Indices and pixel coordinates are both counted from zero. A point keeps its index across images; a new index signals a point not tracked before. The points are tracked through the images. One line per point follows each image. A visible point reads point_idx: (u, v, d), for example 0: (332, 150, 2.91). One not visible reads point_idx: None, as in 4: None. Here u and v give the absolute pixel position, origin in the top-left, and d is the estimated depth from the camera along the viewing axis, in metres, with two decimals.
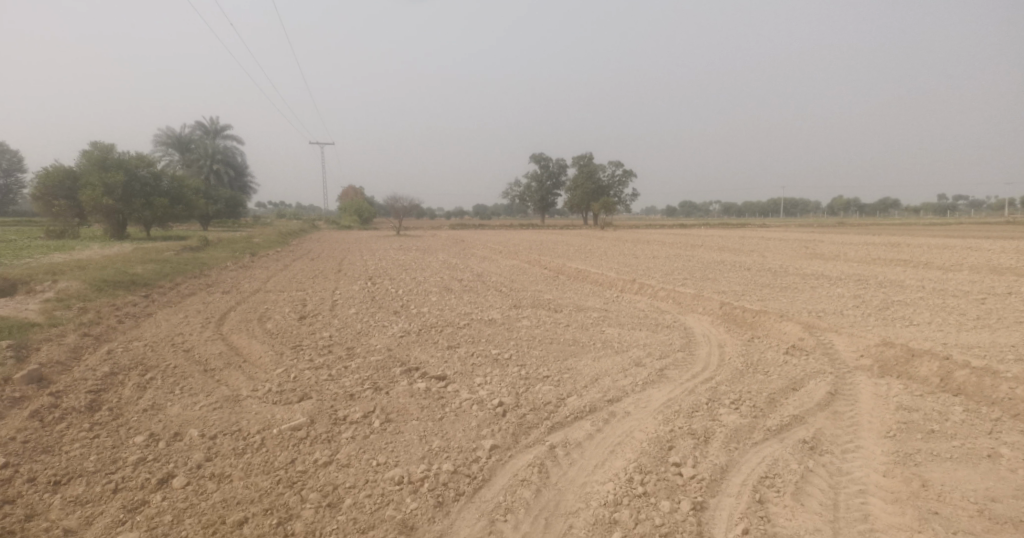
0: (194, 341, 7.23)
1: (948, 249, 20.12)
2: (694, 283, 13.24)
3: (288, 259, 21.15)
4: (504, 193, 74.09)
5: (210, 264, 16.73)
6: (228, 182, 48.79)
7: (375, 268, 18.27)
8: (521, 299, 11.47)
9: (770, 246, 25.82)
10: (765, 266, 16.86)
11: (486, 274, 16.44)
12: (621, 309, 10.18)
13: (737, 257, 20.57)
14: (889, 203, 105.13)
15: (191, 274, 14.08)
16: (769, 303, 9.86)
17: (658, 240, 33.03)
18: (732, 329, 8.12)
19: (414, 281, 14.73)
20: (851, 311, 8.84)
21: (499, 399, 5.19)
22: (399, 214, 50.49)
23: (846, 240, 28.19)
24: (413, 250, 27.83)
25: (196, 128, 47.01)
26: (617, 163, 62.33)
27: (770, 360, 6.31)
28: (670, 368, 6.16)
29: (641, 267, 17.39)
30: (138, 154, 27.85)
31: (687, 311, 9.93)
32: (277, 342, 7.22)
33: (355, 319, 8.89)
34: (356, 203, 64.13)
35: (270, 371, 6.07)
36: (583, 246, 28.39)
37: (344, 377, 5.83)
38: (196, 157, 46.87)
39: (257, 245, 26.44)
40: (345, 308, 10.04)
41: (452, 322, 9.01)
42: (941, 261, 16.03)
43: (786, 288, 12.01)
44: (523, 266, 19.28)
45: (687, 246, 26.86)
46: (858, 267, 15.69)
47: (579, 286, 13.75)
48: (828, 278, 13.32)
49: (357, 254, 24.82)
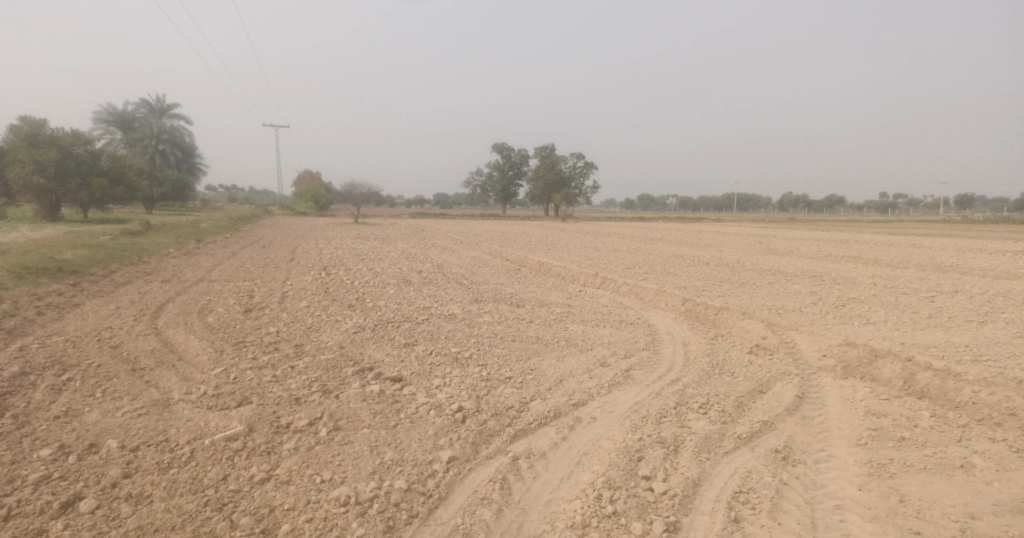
0: (124, 336, 6.41)
1: (893, 245, 21.06)
2: (656, 278, 13.25)
3: (237, 247, 20.01)
4: (467, 182, 73.26)
5: (150, 251, 15.54)
6: (175, 163, 46.00)
7: (331, 257, 17.49)
8: (483, 293, 11.14)
9: (727, 241, 26.40)
10: (723, 261, 17.15)
11: (446, 266, 15.99)
12: (585, 304, 10.02)
13: (696, 251, 20.88)
14: (835, 200, 110.39)
15: (127, 261, 12.97)
16: (730, 299, 9.91)
17: (619, 232, 33.31)
18: (696, 327, 8.06)
19: (371, 271, 14.12)
20: (810, 308, 8.97)
21: (458, 404, 4.87)
22: (357, 201, 49.03)
23: (797, 236, 29.16)
24: (371, 238, 26.97)
25: (140, 104, 44.02)
26: (580, 155, 62.64)
27: (736, 359, 6.24)
28: (635, 368, 6.00)
29: (603, 261, 17.35)
30: (73, 130, 25.78)
31: (650, 306, 9.85)
32: (218, 338, 6.57)
33: (306, 314, 8.32)
34: (313, 188, 61.84)
35: (207, 370, 5.42)
36: (545, 238, 28.28)
37: (290, 379, 5.32)
38: (140, 135, 43.96)
39: (205, 230, 24.96)
40: (297, 301, 9.42)
41: (410, 317, 8.60)
42: (887, 258, 16.69)
43: (745, 283, 12.18)
44: (484, 257, 18.92)
45: (647, 240, 27.16)
46: (811, 263, 16.14)
47: (542, 279, 13.53)
48: (784, 274, 13.59)
49: (313, 241, 23.81)
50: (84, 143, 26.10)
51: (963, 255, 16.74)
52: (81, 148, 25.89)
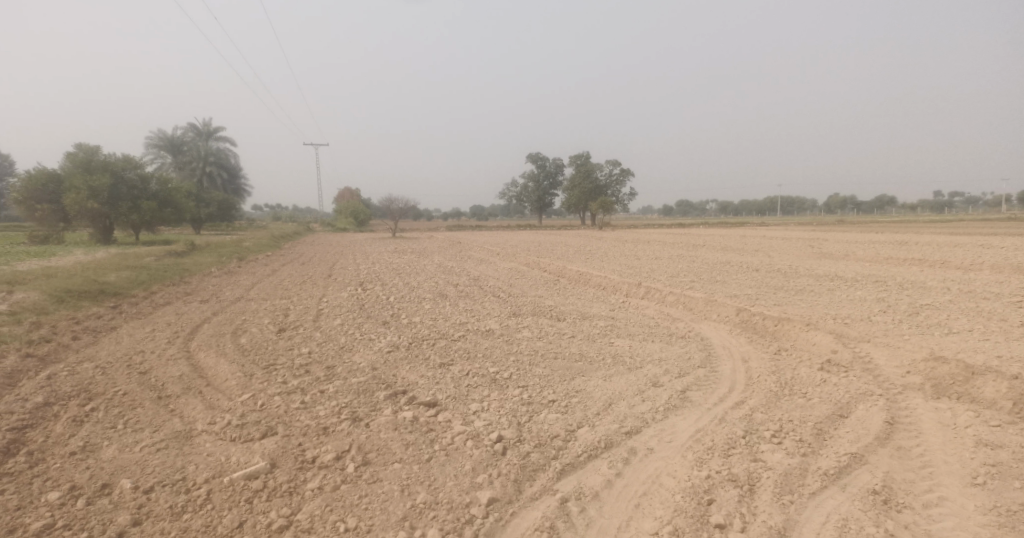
0: (155, 360, 6.29)
1: (960, 246, 19.43)
2: (703, 286, 12.48)
3: (277, 264, 20.32)
4: (501, 193, 73.40)
5: (193, 271, 15.87)
6: (222, 185, 47.83)
7: (367, 272, 17.45)
8: (520, 307, 10.69)
9: (775, 245, 25.12)
10: (774, 266, 16.15)
11: (482, 278, 15.66)
12: (629, 317, 9.42)
13: (743, 257, 19.83)
14: (886, 200, 105.00)
15: (169, 282, 13.21)
16: (788, 308, 9.10)
17: (658, 239, 32.29)
18: (754, 340, 7.35)
19: (407, 286, 13.89)
20: (881, 317, 8.09)
21: (497, 433, 4.42)
22: (394, 216, 49.71)
23: (850, 238, 27.47)
24: (408, 252, 27.01)
25: (189, 129, 46.12)
26: (615, 162, 61.85)
27: (806, 378, 5.54)
28: (692, 390, 5.40)
29: (644, 269, 16.62)
30: (125, 156, 27.03)
31: (700, 318, 9.16)
32: (248, 361, 6.36)
33: (339, 333, 8.08)
34: (352, 204, 63.36)
35: (235, 397, 5.19)
36: (582, 247, 27.72)
37: (319, 406, 5.00)
38: (189, 159, 45.99)
39: (247, 249, 25.59)
40: (331, 319, 9.23)
41: (446, 334, 8.23)
42: (958, 259, 15.28)
43: (802, 290, 11.28)
44: (521, 269, 18.51)
45: (689, 246, 26.15)
46: (872, 266, 14.97)
47: (581, 290, 12.97)
48: (844, 279, 12.56)
49: (351, 257, 24.02)
50: (135, 168, 27.31)
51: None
52: (132, 172, 27.11)
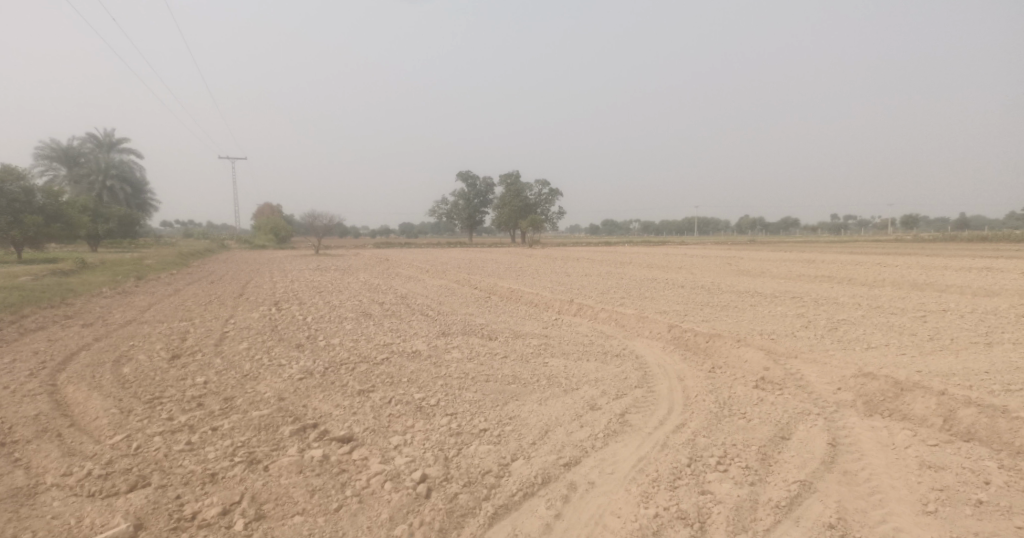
0: (0, 397, 5.13)
1: (860, 265, 21.23)
2: (634, 302, 12.55)
3: (181, 283, 18.42)
4: (432, 211, 72.57)
5: (75, 291, 13.92)
6: (125, 199, 43.54)
7: (285, 290, 16.16)
8: (451, 325, 10.14)
9: (697, 263, 26.36)
10: (699, 283, 16.73)
11: (411, 296, 14.93)
12: (564, 334, 9.15)
13: (669, 274, 20.47)
14: (789, 224, 115.29)
15: (43, 304, 11.39)
16: (717, 324, 9.25)
17: (589, 257, 32.94)
18: (688, 357, 7.28)
19: (327, 305, 12.88)
20: (803, 332, 8.36)
21: (420, 471, 3.87)
22: (319, 233, 47.47)
23: (763, 256, 29.45)
24: (332, 269, 25.63)
25: (85, 138, 41.62)
26: (546, 182, 63.11)
27: (743, 398, 5.46)
28: (631, 413, 5.13)
29: (577, 286, 16.65)
30: (3, 166, 23.64)
31: (633, 335, 9.06)
32: (126, 394, 5.35)
33: (244, 358, 7.13)
34: (272, 220, 59.84)
35: (103, 438, 4.23)
36: (514, 263, 27.61)
37: (208, 447, 4.17)
38: (85, 171, 41.36)
39: (149, 267, 23.15)
40: (235, 343, 8.20)
41: (368, 357, 7.51)
42: (861, 277, 16.59)
43: (727, 306, 11.62)
44: (452, 286, 17.95)
45: (619, 264, 26.81)
46: (786, 283, 15.89)
47: (515, 308, 12.63)
48: (764, 296, 13.14)
49: (269, 275, 22.35)
50: (17, 180, 24.04)
51: (931, 273, 16.85)
52: (13, 184, 23.74)
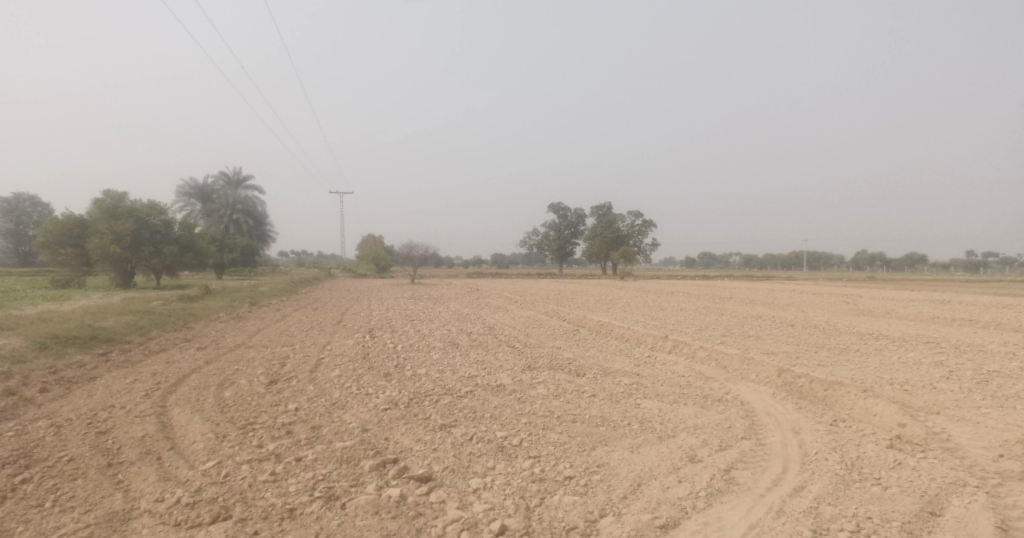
0: (120, 417, 5.67)
1: (1015, 307, 17.98)
2: (736, 342, 11.44)
3: (288, 310, 19.97)
4: (522, 242, 73.63)
5: (199, 316, 15.56)
6: (247, 231, 48.98)
7: (379, 318, 16.87)
8: (536, 359, 9.84)
9: (808, 300, 23.89)
10: (811, 322, 14.99)
11: (498, 327, 14.88)
12: (656, 374, 8.47)
13: (775, 312, 18.65)
14: (917, 258, 102.52)
15: (170, 328, 12.84)
16: (836, 370, 8.08)
17: (683, 291, 31.23)
18: (804, 407, 6.32)
19: (417, 334, 13.16)
20: (945, 384, 6.98)
21: (498, 522, 3.57)
22: (414, 263, 49.83)
23: (888, 295, 26.08)
24: (424, 299, 26.52)
25: (218, 178, 47.73)
26: (637, 213, 61.58)
27: (877, 458, 4.50)
28: (739, 469, 4.46)
29: (670, 321, 15.66)
30: (149, 202, 27.74)
31: (736, 378, 8.15)
32: (225, 422, 5.67)
33: (334, 386, 7.40)
34: (372, 251, 63.93)
35: (197, 464, 4.47)
36: (603, 296, 26.85)
37: (290, 480, 4.22)
38: (217, 207, 47.15)
39: (263, 294, 25.51)
40: (329, 370, 8.54)
41: (451, 390, 7.42)
42: (1019, 321, 13.97)
43: (847, 350, 10.20)
44: (539, 318, 17.70)
45: (717, 298, 25.07)
46: (920, 326, 13.75)
47: (603, 343, 12.06)
48: (892, 340, 11.41)
49: (366, 303, 23.62)
50: (159, 214, 27.98)
51: None
52: (156, 218, 27.73)
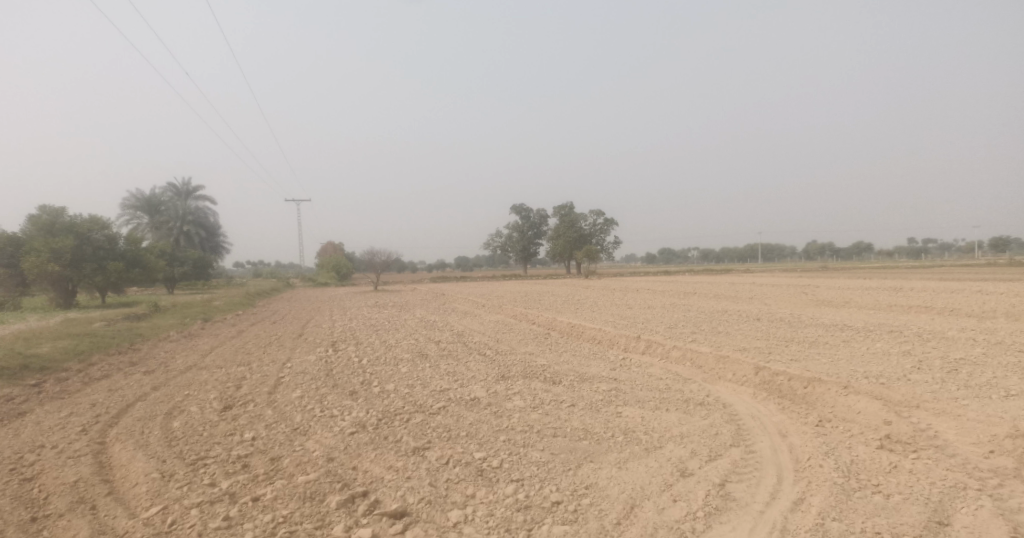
0: (48, 459, 4.99)
1: (958, 292, 18.87)
2: (708, 339, 11.39)
3: (245, 324, 18.95)
4: (486, 244, 73.28)
5: (146, 336, 14.50)
6: (199, 242, 46.75)
7: (343, 330, 16.16)
8: (510, 367, 9.49)
9: (769, 292, 24.48)
10: (776, 316, 15.20)
11: (467, 333, 14.45)
12: (634, 377, 8.28)
13: (740, 306, 18.89)
14: (862, 248, 107.99)
15: (113, 351, 11.85)
16: (810, 364, 8.07)
17: (648, 287, 31.58)
18: (787, 408, 6.19)
19: (384, 346, 12.60)
20: (918, 375, 6.97)
21: None
22: (377, 269, 48.62)
23: (842, 284, 27.04)
24: (390, 306, 25.75)
25: (165, 188, 45.37)
26: (599, 212, 62.18)
27: (871, 462, 4.34)
28: (734, 483, 4.23)
29: (640, 320, 15.61)
30: (91, 217, 25.78)
31: (714, 379, 8.02)
32: (171, 460, 5.07)
33: (296, 411, 6.85)
34: (334, 258, 62.13)
35: (138, 512, 3.89)
36: (571, 296, 26.77)
37: (247, 524, 3.72)
38: (166, 218, 44.76)
39: (218, 309, 24.22)
40: (289, 392, 8.16)
41: (423, 408, 6.99)
42: (967, 306, 14.57)
43: (816, 343, 10.28)
44: (509, 321, 17.38)
45: (682, 294, 25.37)
46: (878, 315, 14.13)
47: (576, 346, 11.83)
48: (856, 330, 11.62)
49: (329, 313, 22.71)
50: (101, 228, 26.19)
51: None
52: (98, 233, 25.94)
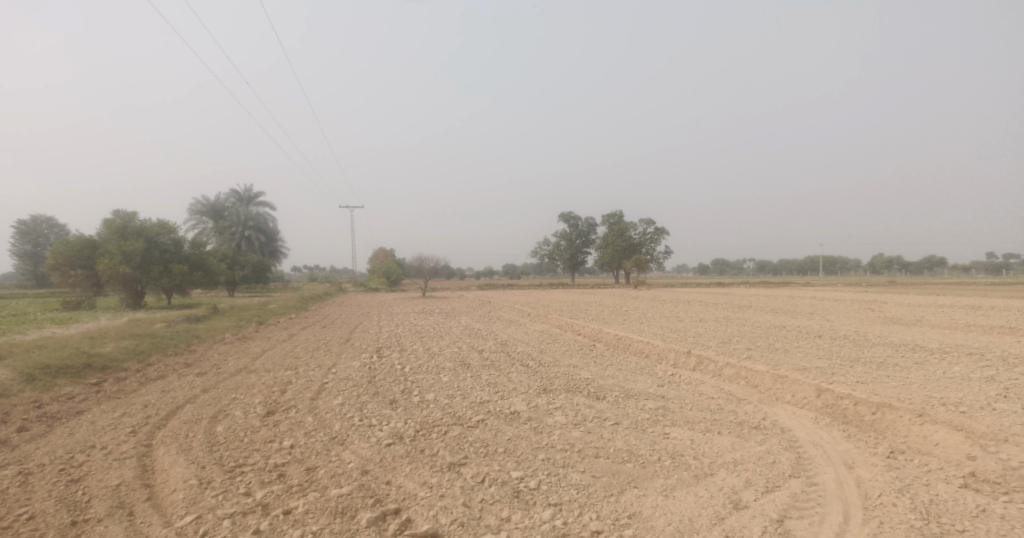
0: (98, 460, 5.20)
1: None
2: (764, 357, 10.68)
3: (297, 328, 19.60)
4: (533, 252, 73.26)
5: (204, 338, 15.23)
6: (259, 247, 49.13)
7: (388, 336, 16.38)
8: (551, 380, 9.23)
9: (832, 307, 22.97)
10: (840, 333, 14.15)
11: (510, 343, 14.29)
12: (682, 396, 7.84)
13: (800, 321, 17.74)
14: (937, 260, 100.32)
15: (172, 352, 12.48)
16: (879, 387, 7.35)
17: (699, 299, 30.43)
18: (853, 436, 5.62)
19: (426, 353, 12.64)
20: (1005, 404, 6.16)
21: None
22: (424, 276, 49.44)
23: (915, 300, 25.01)
24: (436, 313, 26.04)
25: (230, 195, 48.17)
26: (648, 221, 60.85)
27: (955, 503, 3.78)
28: (793, 519, 3.80)
29: (690, 333, 14.95)
30: (159, 222, 27.75)
31: (770, 400, 7.45)
32: (212, 466, 5.17)
33: (335, 421, 6.94)
34: (384, 265, 63.82)
35: (173, 519, 3.95)
36: (618, 307, 26.14)
37: None
38: (229, 224, 47.38)
39: (273, 312, 25.24)
40: (331, 399, 8.28)
41: (461, 420, 6.87)
42: None
43: (886, 364, 9.42)
44: (553, 332, 17.09)
45: (736, 307, 24.21)
46: (959, 335, 12.85)
47: (621, 359, 11.42)
48: (932, 351, 10.59)
49: (377, 319, 23.19)
50: (168, 233, 27.93)
51: None
52: (165, 237, 27.69)
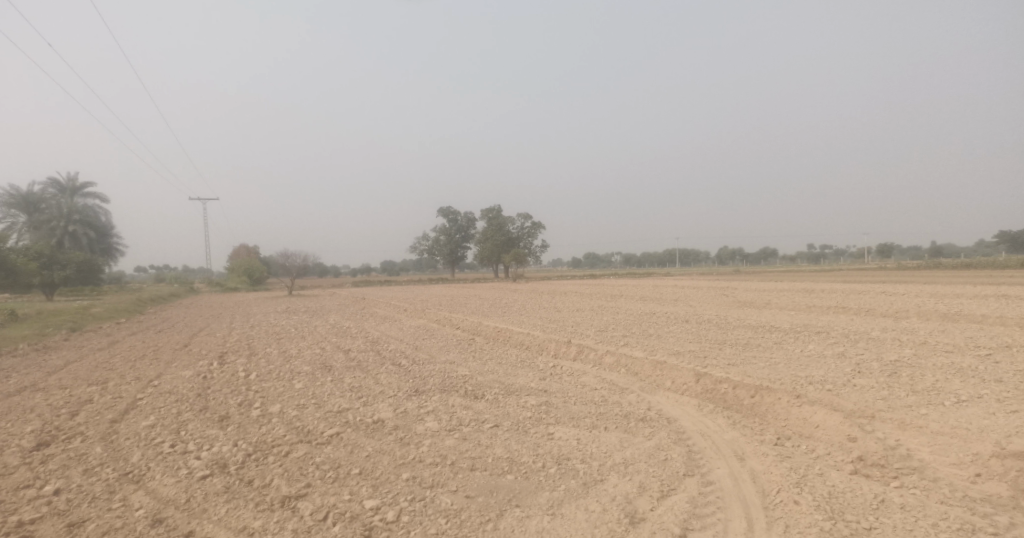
0: None
1: (864, 294, 19.82)
2: (641, 343, 10.74)
3: (123, 335, 16.21)
4: (413, 248, 71.17)
5: None
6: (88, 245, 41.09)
7: (239, 339, 14.09)
8: (426, 379, 8.24)
9: (693, 294, 24.83)
10: (704, 318, 15.00)
11: (383, 341, 12.97)
12: (566, 389, 7.33)
13: (668, 308, 18.75)
14: (768, 255, 116.79)
15: None
16: (750, 369, 7.48)
17: (576, 290, 31.38)
18: (738, 423, 5.44)
19: (282, 356, 10.88)
20: (860, 380, 6.49)
21: None
22: (293, 274, 45.11)
23: (759, 286, 28.00)
24: (303, 312, 23.50)
25: (48, 184, 39.65)
26: (526, 216, 62.18)
27: (853, 495, 3.54)
28: (698, 532, 3.27)
29: (570, 324, 14.86)
30: None
31: (653, 388, 7.24)
32: None
33: (134, 451, 5.24)
34: (246, 261, 57.42)
35: None
36: (500, 299, 25.87)
37: None
38: (45, 217, 38.97)
39: (99, 317, 20.88)
40: (138, 420, 6.43)
41: (309, 436, 5.57)
42: (876, 307, 15.05)
43: (750, 346, 9.86)
44: (432, 326, 16.04)
45: (611, 297, 25.21)
46: (800, 317, 14.19)
47: (502, 353, 10.77)
48: (784, 332, 11.45)
49: (231, 320, 20.20)
50: None
51: (949, 300, 15.35)
52: None
